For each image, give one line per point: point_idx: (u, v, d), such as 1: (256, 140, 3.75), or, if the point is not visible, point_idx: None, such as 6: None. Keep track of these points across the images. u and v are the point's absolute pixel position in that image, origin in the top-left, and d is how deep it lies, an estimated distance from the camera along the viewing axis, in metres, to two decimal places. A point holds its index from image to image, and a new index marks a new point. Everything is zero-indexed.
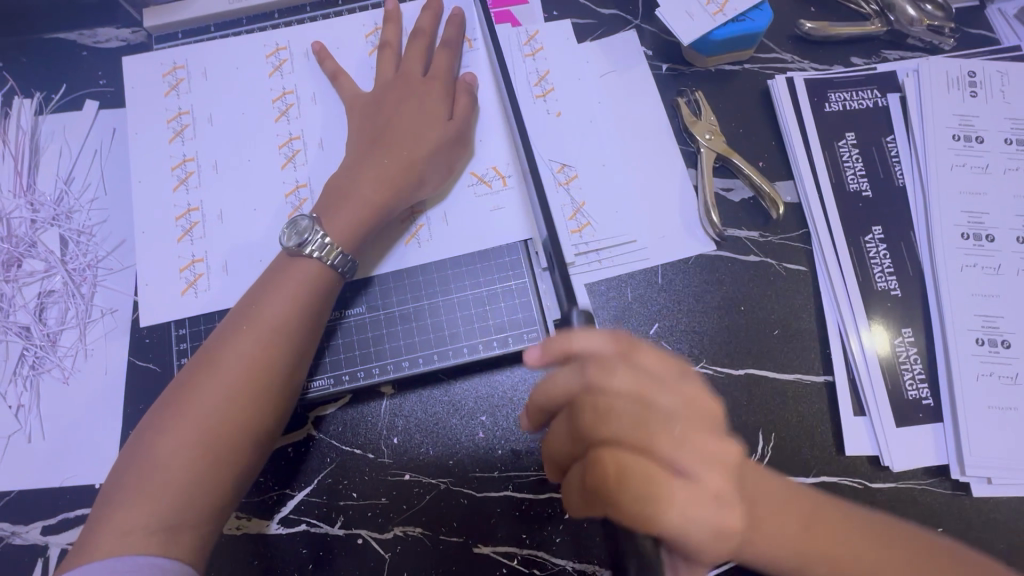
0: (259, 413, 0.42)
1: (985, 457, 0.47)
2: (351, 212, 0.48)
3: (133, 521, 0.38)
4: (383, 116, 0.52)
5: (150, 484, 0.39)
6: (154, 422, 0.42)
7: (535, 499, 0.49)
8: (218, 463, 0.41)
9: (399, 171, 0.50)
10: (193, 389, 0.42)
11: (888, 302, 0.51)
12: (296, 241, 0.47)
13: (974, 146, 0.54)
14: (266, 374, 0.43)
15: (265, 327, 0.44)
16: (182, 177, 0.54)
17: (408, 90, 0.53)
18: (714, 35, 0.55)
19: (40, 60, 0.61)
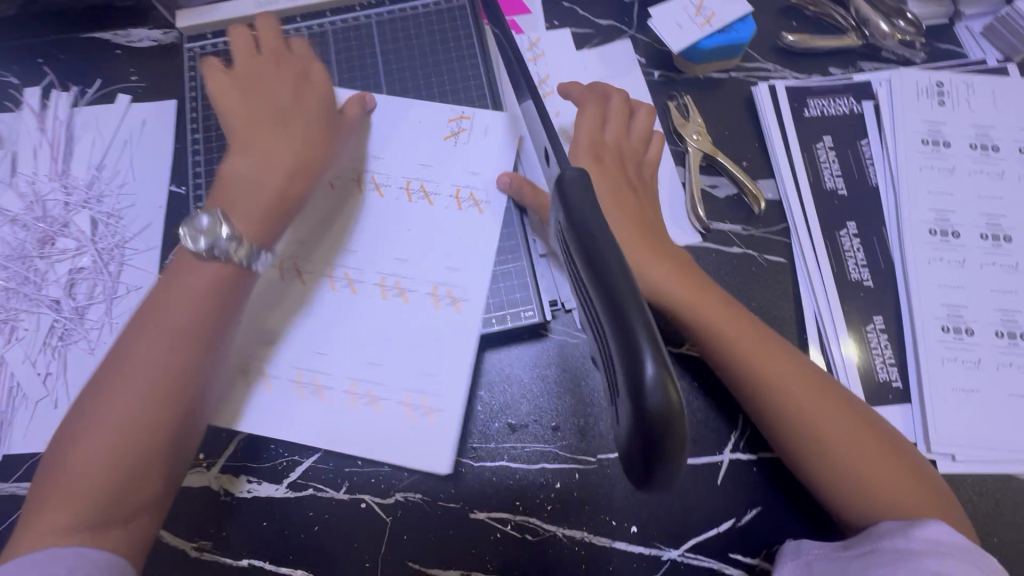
0: (144, 422, 0.44)
1: (949, 434, 0.50)
2: (253, 208, 0.51)
3: (65, 515, 0.41)
4: (277, 118, 0.54)
5: (69, 489, 0.42)
6: (75, 420, 0.44)
7: (529, 469, 0.52)
8: (139, 460, 0.43)
9: (292, 165, 0.53)
10: (101, 399, 0.44)
11: (861, 292, 0.55)
12: (196, 243, 0.48)
13: (942, 150, 0.58)
14: (159, 386, 0.44)
15: (164, 329, 0.46)
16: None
17: (309, 99, 0.56)
18: (701, 44, 0.59)
19: (76, 56, 0.66)
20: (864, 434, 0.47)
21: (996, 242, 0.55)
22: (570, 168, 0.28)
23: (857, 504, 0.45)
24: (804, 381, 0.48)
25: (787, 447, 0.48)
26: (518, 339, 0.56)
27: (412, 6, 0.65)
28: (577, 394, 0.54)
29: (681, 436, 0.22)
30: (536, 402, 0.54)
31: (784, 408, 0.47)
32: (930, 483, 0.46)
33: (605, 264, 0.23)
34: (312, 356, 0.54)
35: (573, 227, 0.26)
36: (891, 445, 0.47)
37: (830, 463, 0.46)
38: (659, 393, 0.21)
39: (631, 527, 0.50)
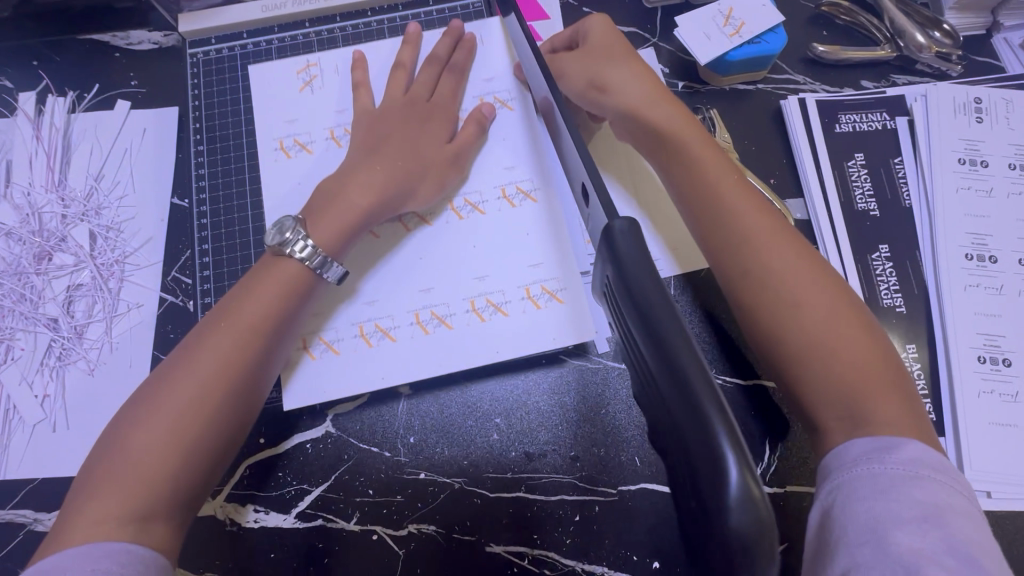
0: (211, 409, 0.42)
1: (986, 471, 0.48)
2: (333, 218, 0.49)
3: (106, 508, 0.39)
4: (375, 135, 0.53)
5: (121, 472, 0.40)
6: (127, 413, 0.42)
7: (547, 501, 0.50)
8: (189, 455, 0.41)
9: (392, 177, 0.51)
10: (169, 378, 0.43)
11: (894, 318, 0.53)
12: (278, 239, 0.47)
13: (979, 170, 0.55)
14: (230, 372, 0.43)
15: (238, 325, 0.45)
16: (287, 150, 0.55)
17: (407, 114, 0.55)
18: (730, 56, 0.57)
19: (73, 59, 0.63)
20: (848, 330, 0.42)
21: None
22: (619, 215, 0.25)
23: (821, 398, 0.42)
24: (792, 270, 0.44)
25: (759, 313, 0.44)
26: (536, 365, 0.54)
27: (425, 11, 0.62)
28: (597, 423, 0.52)
29: (770, 562, 0.19)
30: (554, 431, 0.52)
31: (771, 283, 0.44)
32: (912, 412, 0.41)
33: (670, 342, 0.21)
34: (364, 306, 0.53)
35: (630, 293, 0.23)
36: (874, 346, 0.42)
37: (815, 359, 0.42)
38: (746, 504, 0.18)
39: (653, 562, 0.49)
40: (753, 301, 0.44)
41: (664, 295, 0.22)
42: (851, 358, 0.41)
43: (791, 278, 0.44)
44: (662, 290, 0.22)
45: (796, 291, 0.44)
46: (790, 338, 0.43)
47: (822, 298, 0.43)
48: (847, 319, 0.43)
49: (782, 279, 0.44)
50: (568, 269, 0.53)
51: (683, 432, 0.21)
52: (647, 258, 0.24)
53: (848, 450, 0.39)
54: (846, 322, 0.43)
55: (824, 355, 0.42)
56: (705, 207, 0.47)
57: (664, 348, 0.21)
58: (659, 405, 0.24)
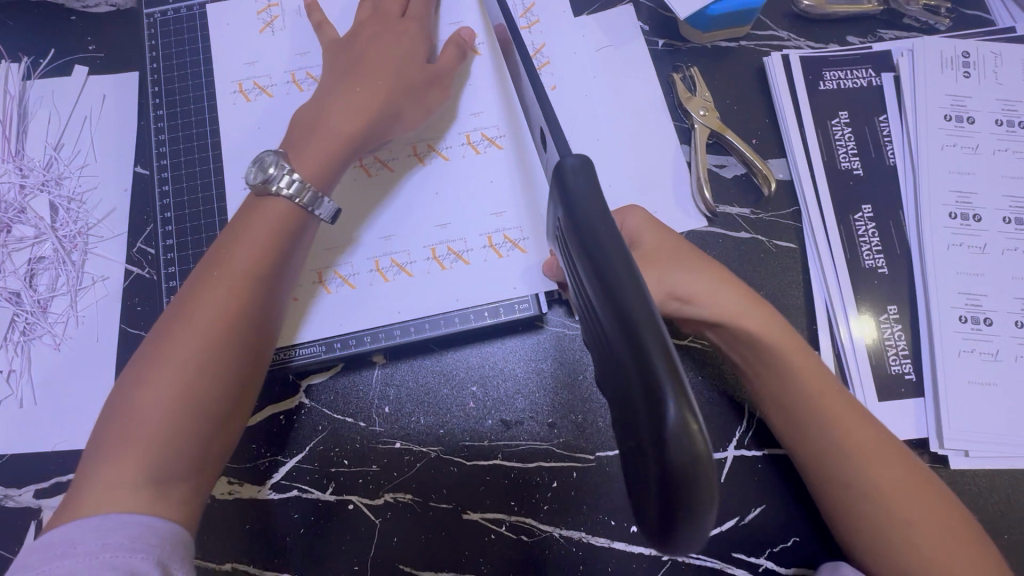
0: (221, 360, 0.40)
1: (964, 431, 0.48)
2: (321, 145, 0.47)
3: (120, 472, 0.37)
4: (350, 59, 0.51)
5: (135, 435, 0.38)
6: (126, 377, 0.40)
7: (524, 467, 0.50)
8: (204, 407, 0.39)
9: (375, 101, 0.49)
10: (170, 332, 0.41)
11: (876, 280, 0.52)
12: (261, 177, 0.45)
13: (966, 127, 0.54)
14: (235, 321, 0.41)
15: (230, 274, 0.42)
16: (246, 94, 0.54)
17: (377, 36, 0.52)
18: (711, 10, 0.54)
19: (25, 23, 0.60)
20: (902, 469, 0.42)
21: (1020, 226, 0.52)
22: (569, 155, 0.27)
23: (890, 552, 0.41)
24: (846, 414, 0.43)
25: (817, 457, 0.43)
26: (512, 331, 0.53)
27: None
28: (573, 389, 0.51)
29: (707, 494, 0.20)
30: (531, 397, 0.51)
31: (825, 435, 0.43)
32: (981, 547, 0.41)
33: (615, 283, 0.22)
34: (325, 254, 0.52)
35: (579, 238, 0.24)
36: (929, 483, 0.42)
37: (884, 502, 0.41)
38: (687, 443, 0.19)
39: (630, 526, 0.48)
40: (814, 445, 0.43)
41: (612, 237, 0.23)
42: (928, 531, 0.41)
43: (864, 455, 0.42)
44: (610, 232, 0.23)
45: (866, 467, 0.42)
46: (866, 520, 0.42)
47: (892, 466, 0.42)
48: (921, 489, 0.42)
49: (857, 459, 0.42)
50: (532, 217, 0.52)
51: (628, 376, 0.22)
52: (598, 200, 0.25)
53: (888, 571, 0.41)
54: (921, 492, 0.42)
55: (904, 533, 0.41)
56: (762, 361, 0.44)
57: (609, 294, 0.22)
58: (606, 351, 0.26)
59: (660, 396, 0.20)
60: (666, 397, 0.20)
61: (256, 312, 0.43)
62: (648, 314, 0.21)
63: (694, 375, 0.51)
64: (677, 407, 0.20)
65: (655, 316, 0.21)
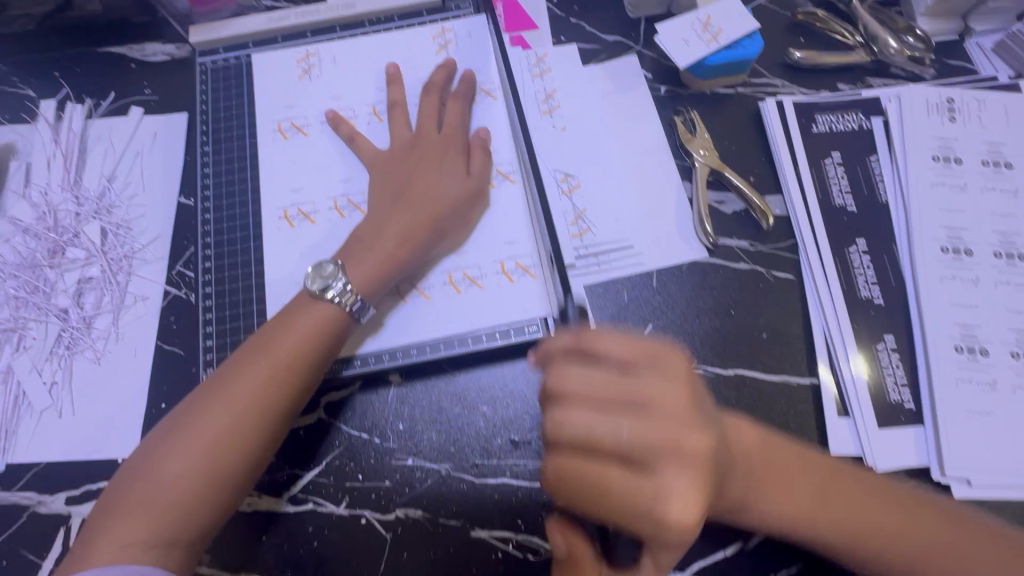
0: (244, 445, 0.45)
1: (964, 459, 0.49)
2: (370, 264, 0.51)
3: (141, 525, 0.43)
4: (399, 178, 0.55)
5: (156, 499, 0.43)
6: (161, 438, 0.46)
7: (531, 486, 0.52)
8: (220, 485, 0.44)
9: (422, 222, 0.53)
10: (207, 409, 0.46)
11: (872, 310, 0.54)
12: (319, 285, 0.50)
13: (953, 167, 0.57)
14: (264, 412, 0.46)
15: (265, 368, 0.47)
16: (284, 133, 0.60)
17: (425, 155, 0.56)
18: (708, 60, 0.59)
19: (91, 70, 0.67)
20: (877, 502, 0.42)
21: (1011, 261, 0.54)
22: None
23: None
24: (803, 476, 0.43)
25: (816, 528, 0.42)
26: (522, 353, 0.56)
27: (419, 21, 0.64)
28: None
29: None
30: (539, 417, 0.54)
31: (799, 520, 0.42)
32: (997, 539, 0.41)
33: None
34: None
35: None
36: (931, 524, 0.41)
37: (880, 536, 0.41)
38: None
39: None
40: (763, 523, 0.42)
41: None
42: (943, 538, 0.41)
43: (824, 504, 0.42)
44: None
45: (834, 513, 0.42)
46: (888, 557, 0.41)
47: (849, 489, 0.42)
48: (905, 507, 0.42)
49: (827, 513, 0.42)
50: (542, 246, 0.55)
51: None
52: None
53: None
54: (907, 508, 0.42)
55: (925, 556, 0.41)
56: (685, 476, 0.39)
57: None
58: None
59: None
60: None
61: (283, 404, 0.47)
62: None
63: None
64: None
65: None
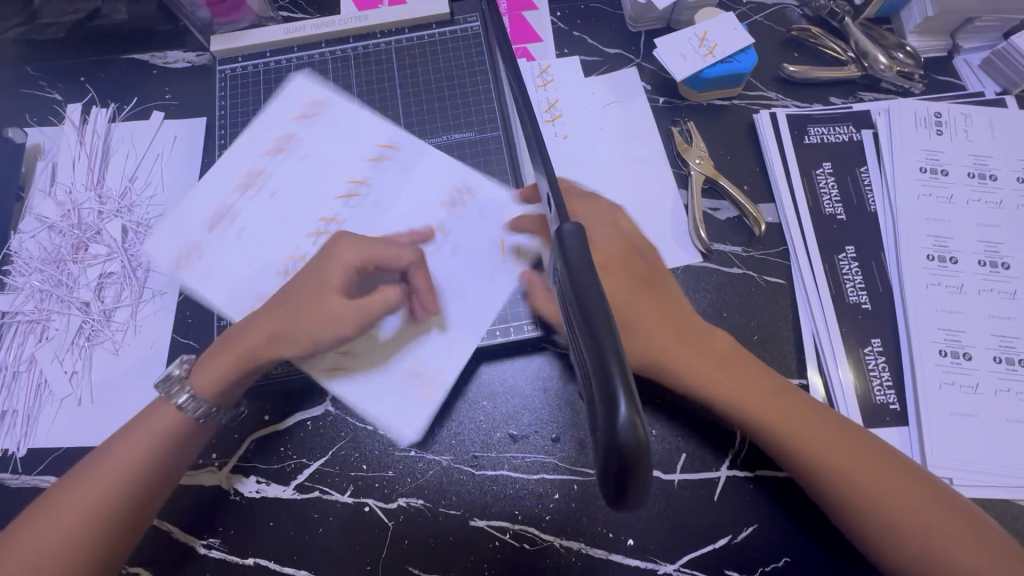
0: (130, 497, 0.48)
1: (947, 458, 0.50)
2: (212, 371, 0.51)
3: (24, 570, 0.45)
4: (290, 284, 0.54)
5: (41, 544, 0.46)
6: (63, 483, 0.49)
7: (528, 478, 0.54)
8: (104, 534, 0.47)
9: (289, 323, 0.51)
10: (97, 463, 0.49)
11: (860, 315, 0.56)
12: (165, 386, 0.52)
13: (940, 178, 0.59)
14: (148, 464, 0.49)
15: (163, 416, 0.51)
16: (249, 181, 0.61)
17: (307, 265, 0.54)
18: (705, 73, 0.62)
19: (116, 75, 0.70)
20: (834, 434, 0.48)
21: (995, 269, 0.56)
22: (569, 221, 0.31)
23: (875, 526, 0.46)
24: (768, 385, 0.50)
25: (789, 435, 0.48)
26: (521, 351, 0.58)
27: (428, 34, 0.68)
28: (574, 406, 0.56)
29: (647, 469, 0.25)
30: (537, 413, 0.56)
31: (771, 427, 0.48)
32: (937, 500, 0.46)
33: (590, 307, 0.28)
34: None
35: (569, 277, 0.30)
36: (906, 474, 0.47)
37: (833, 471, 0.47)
38: (630, 428, 0.25)
39: (628, 540, 0.51)
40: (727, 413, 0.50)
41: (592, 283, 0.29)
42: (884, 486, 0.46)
43: (791, 423, 0.48)
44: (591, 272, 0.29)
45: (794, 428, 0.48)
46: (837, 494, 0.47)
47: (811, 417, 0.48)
48: (857, 446, 0.47)
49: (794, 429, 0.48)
50: None
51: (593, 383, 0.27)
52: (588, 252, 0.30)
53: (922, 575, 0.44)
54: (864, 449, 0.47)
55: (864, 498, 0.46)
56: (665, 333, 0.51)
57: (585, 315, 0.28)
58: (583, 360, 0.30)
59: (612, 395, 0.25)
60: (616, 396, 0.25)
61: (168, 457, 0.50)
62: (611, 330, 0.27)
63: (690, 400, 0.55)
64: (626, 408, 0.25)
65: (615, 328, 0.27)
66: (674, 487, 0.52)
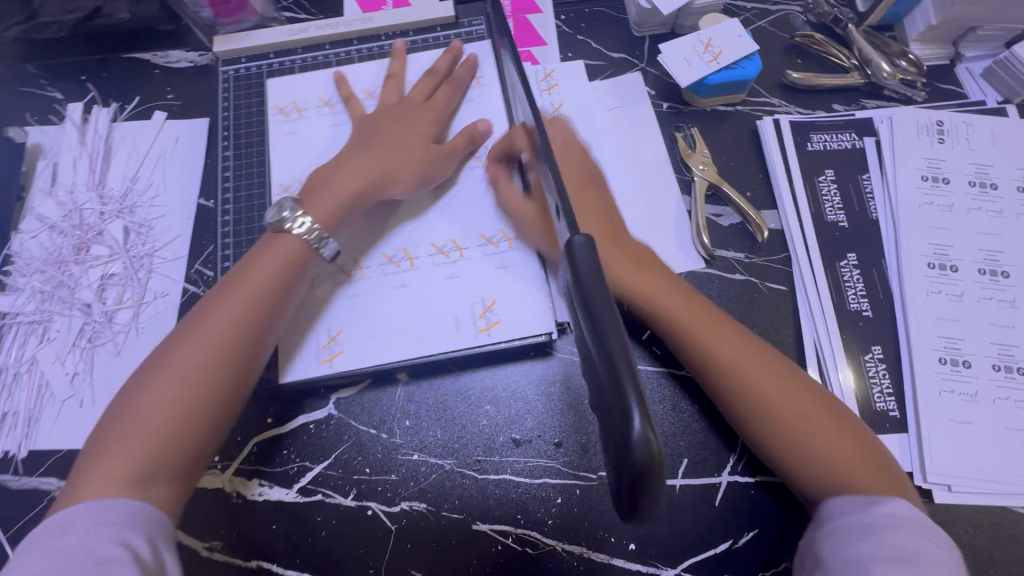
0: (219, 380, 0.47)
1: (946, 466, 0.51)
2: (328, 196, 0.55)
3: (120, 456, 0.44)
4: (372, 128, 0.60)
5: (136, 426, 0.45)
6: (138, 379, 0.47)
7: (531, 483, 0.54)
8: (203, 418, 0.46)
9: (376, 170, 0.57)
10: (177, 348, 0.48)
11: (860, 321, 0.56)
12: (277, 218, 0.54)
13: (941, 187, 0.60)
14: (234, 347, 0.49)
15: (282, 246, 0.53)
16: (285, 111, 0.64)
17: (408, 116, 0.61)
18: (709, 79, 0.62)
19: (118, 74, 0.69)
20: (777, 379, 0.49)
21: (994, 278, 0.56)
22: (579, 231, 0.31)
23: (809, 472, 0.47)
24: (723, 328, 0.52)
25: (732, 379, 0.50)
26: (525, 356, 0.58)
27: (433, 36, 0.68)
28: (577, 410, 0.56)
29: (660, 487, 0.25)
30: (540, 418, 0.56)
31: (718, 368, 0.50)
32: (865, 447, 0.47)
33: (603, 324, 0.28)
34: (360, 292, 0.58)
35: (580, 292, 0.30)
36: (824, 404, 0.49)
37: (771, 416, 0.48)
38: (644, 441, 0.25)
39: (630, 545, 0.52)
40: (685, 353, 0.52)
41: (603, 298, 0.29)
42: (820, 431, 0.47)
43: (737, 365, 0.50)
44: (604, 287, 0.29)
45: (740, 373, 0.50)
46: (773, 438, 0.48)
47: (762, 363, 0.50)
48: (798, 392, 0.49)
49: (739, 372, 0.50)
50: None
51: (608, 399, 0.28)
52: (599, 265, 0.30)
53: (841, 509, 0.45)
54: (805, 396, 0.49)
55: (800, 443, 0.47)
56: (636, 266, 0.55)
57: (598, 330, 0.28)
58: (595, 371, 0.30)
59: (628, 415, 0.26)
60: (632, 417, 0.25)
61: (253, 321, 0.50)
62: (624, 349, 0.27)
63: (689, 405, 0.56)
64: (641, 427, 0.25)
65: (628, 346, 0.27)
66: (676, 493, 0.53)
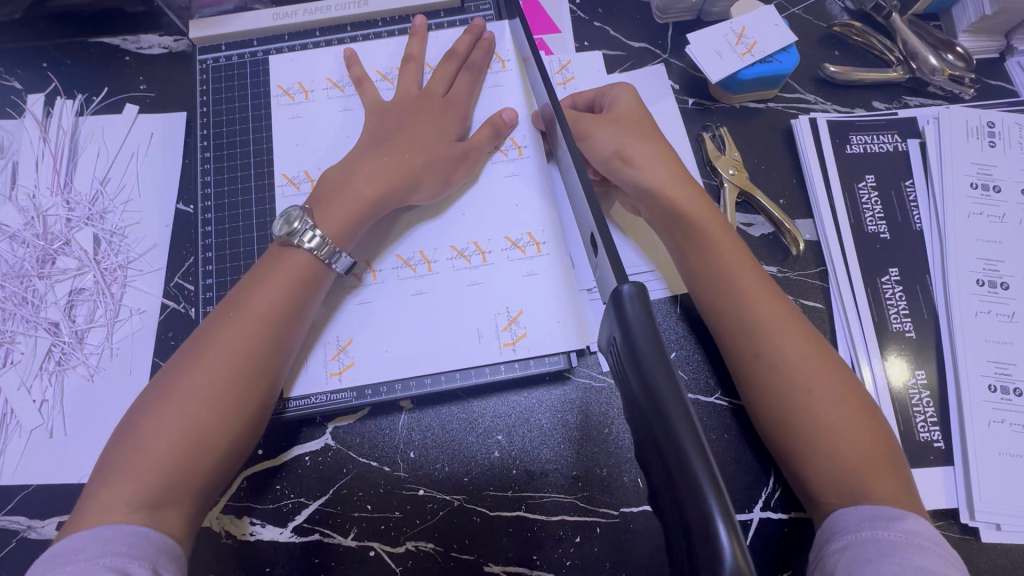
0: (228, 407, 0.42)
1: (996, 503, 0.47)
2: (340, 208, 0.49)
3: (122, 490, 0.39)
4: (389, 125, 0.54)
5: (138, 459, 0.39)
6: (149, 395, 0.42)
7: (548, 521, 0.49)
8: (210, 451, 0.41)
9: (398, 172, 0.51)
10: (182, 372, 0.42)
11: (903, 342, 0.52)
12: (286, 230, 0.48)
13: (991, 195, 0.55)
14: (245, 371, 0.43)
15: (294, 260, 0.47)
16: (289, 93, 0.58)
17: (421, 110, 0.55)
18: (741, 74, 0.56)
19: (83, 62, 0.62)
20: (817, 367, 0.45)
21: None
22: (626, 279, 0.30)
23: (825, 467, 0.43)
24: (776, 306, 0.47)
25: (767, 359, 0.45)
26: (540, 380, 0.54)
27: (436, 22, 0.61)
28: (596, 441, 0.52)
29: None
30: (555, 449, 0.51)
31: (762, 340, 0.46)
32: (887, 455, 0.43)
33: (663, 395, 0.26)
34: (360, 307, 0.53)
35: (635, 355, 0.28)
36: (860, 402, 0.44)
37: (801, 403, 0.44)
38: (730, 548, 0.23)
39: None
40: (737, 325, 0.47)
41: (661, 362, 0.27)
42: (851, 429, 0.43)
43: (780, 344, 0.45)
44: (660, 351, 0.28)
45: (782, 354, 0.45)
46: (800, 425, 0.44)
47: (813, 349, 0.46)
48: (839, 385, 0.45)
49: (782, 351, 0.45)
50: (564, 272, 0.53)
51: (675, 479, 0.26)
52: (651, 324, 0.29)
53: (857, 520, 0.41)
54: (845, 390, 0.44)
55: (827, 437, 0.43)
56: (690, 236, 0.49)
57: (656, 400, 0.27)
58: (650, 441, 0.29)
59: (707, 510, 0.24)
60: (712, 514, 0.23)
61: (264, 346, 0.44)
62: (690, 425, 0.25)
63: (720, 434, 0.51)
64: (721, 523, 0.23)
65: (692, 420, 0.26)
66: None
